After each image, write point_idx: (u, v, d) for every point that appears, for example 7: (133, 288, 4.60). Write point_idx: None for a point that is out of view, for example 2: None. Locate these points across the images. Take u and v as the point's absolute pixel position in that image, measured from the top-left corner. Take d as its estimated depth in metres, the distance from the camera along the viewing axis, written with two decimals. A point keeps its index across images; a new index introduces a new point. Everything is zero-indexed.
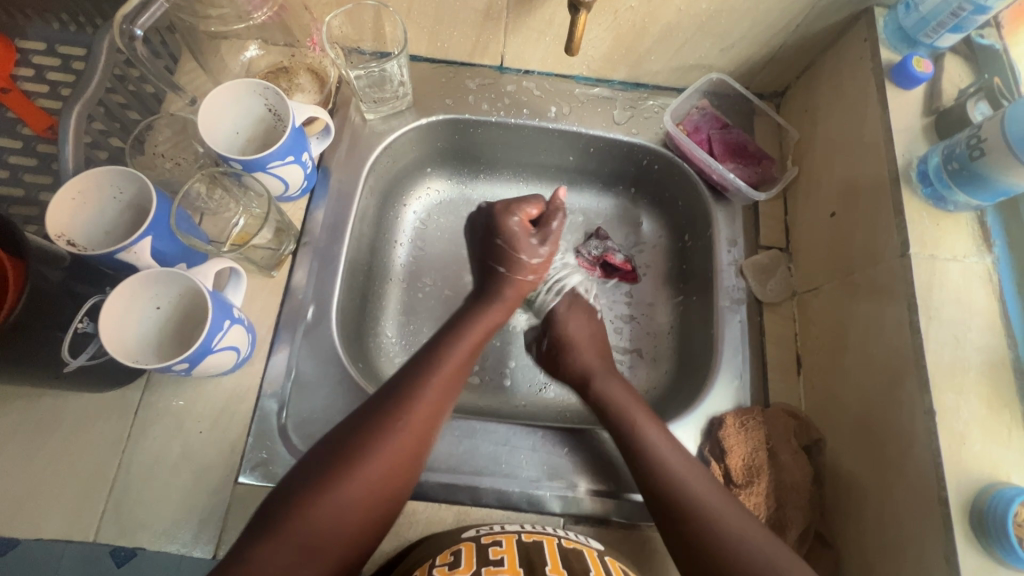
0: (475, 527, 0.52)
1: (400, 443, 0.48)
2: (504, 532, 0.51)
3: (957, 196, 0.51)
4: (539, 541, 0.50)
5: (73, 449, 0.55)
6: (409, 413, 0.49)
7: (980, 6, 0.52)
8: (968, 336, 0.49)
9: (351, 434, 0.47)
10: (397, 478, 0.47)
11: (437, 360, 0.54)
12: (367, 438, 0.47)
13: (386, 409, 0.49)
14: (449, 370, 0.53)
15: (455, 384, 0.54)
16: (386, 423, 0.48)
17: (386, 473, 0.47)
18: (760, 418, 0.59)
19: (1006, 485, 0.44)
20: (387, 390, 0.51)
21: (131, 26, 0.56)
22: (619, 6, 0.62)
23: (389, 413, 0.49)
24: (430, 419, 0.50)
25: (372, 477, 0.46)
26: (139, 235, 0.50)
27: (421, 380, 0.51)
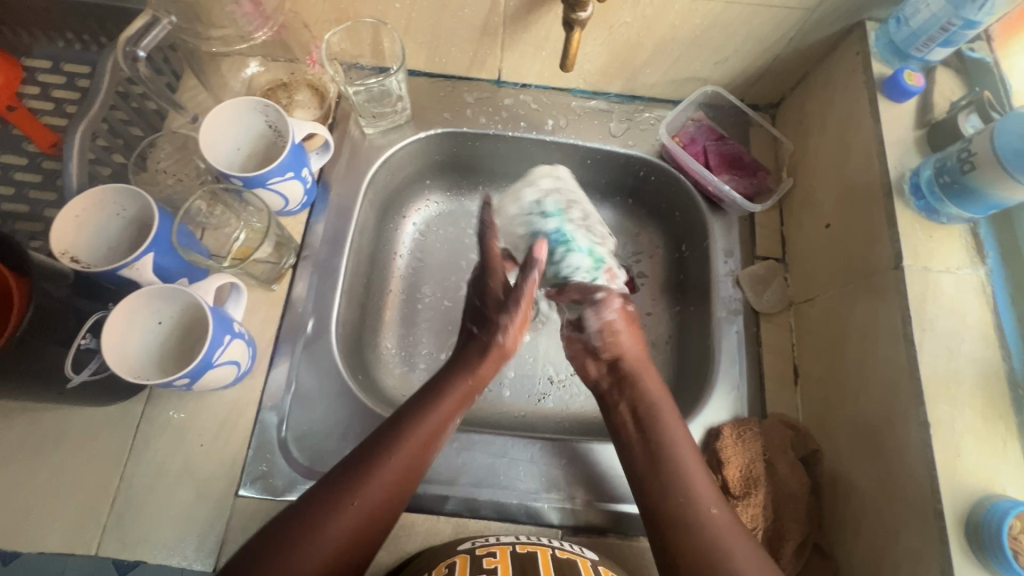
0: (471, 539, 0.53)
1: (385, 483, 0.48)
2: (499, 543, 0.51)
3: (949, 208, 0.52)
4: (532, 552, 0.50)
5: (76, 462, 0.56)
6: (399, 454, 0.50)
7: (970, 21, 0.53)
8: (962, 347, 0.49)
9: (341, 474, 0.48)
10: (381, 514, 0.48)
11: (431, 399, 0.54)
12: (353, 479, 0.48)
13: (375, 450, 0.50)
14: (439, 407, 0.54)
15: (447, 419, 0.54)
16: (373, 461, 0.49)
17: (365, 510, 0.47)
18: (757, 429, 0.59)
19: (1001, 497, 0.44)
20: (379, 429, 0.52)
21: (134, 48, 0.57)
22: (613, 21, 0.63)
23: (377, 452, 0.50)
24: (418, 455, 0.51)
25: (353, 515, 0.46)
26: (141, 251, 0.51)
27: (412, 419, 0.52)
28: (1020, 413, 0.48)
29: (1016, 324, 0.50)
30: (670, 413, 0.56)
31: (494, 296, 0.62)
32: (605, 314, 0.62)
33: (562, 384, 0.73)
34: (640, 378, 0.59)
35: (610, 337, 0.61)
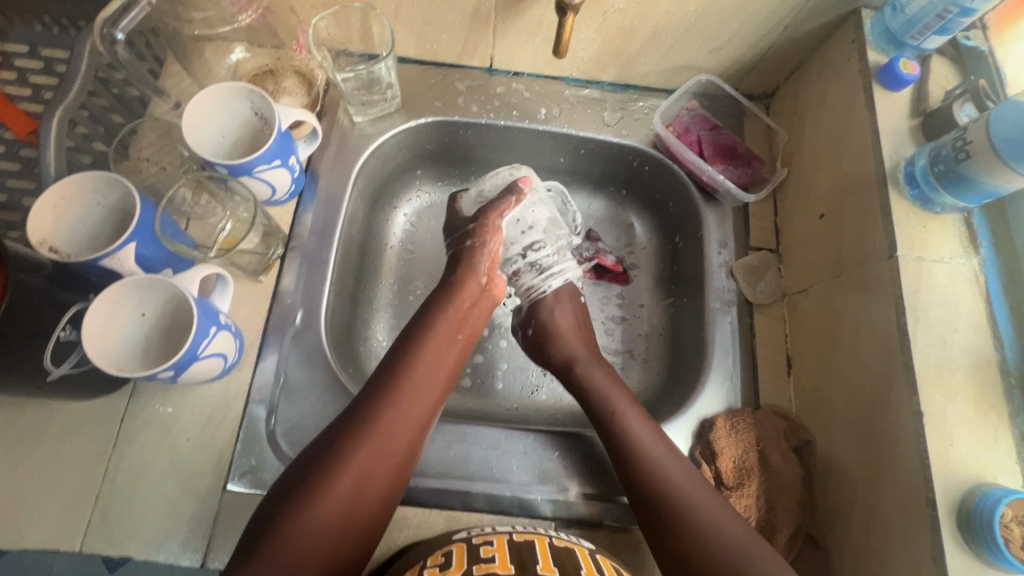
0: (467, 529, 0.52)
1: (373, 447, 0.48)
2: (496, 532, 0.51)
3: (944, 198, 0.52)
4: (530, 540, 0.50)
5: (59, 458, 0.55)
6: (387, 416, 0.50)
7: (966, 8, 0.53)
8: (955, 337, 0.49)
9: (330, 441, 0.48)
10: (377, 480, 0.48)
11: (409, 357, 0.54)
12: (342, 445, 0.48)
13: (362, 415, 0.50)
14: (422, 384, 0.53)
15: (433, 392, 0.54)
16: (360, 426, 0.49)
17: (356, 489, 0.47)
18: (751, 420, 0.59)
19: (992, 486, 0.44)
20: (362, 394, 0.52)
21: (112, 30, 0.56)
22: (607, 7, 0.61)
23: (363, 417, 0.50)
24: (406, 432, 0.50)
25: (347, 482, 0.47)
26: (122, 241, 0.49)
27: (397, 381, 0.52)
28: (1011, 402, 0.48)
29: (1008, 313, 0.50)
30: (625, 402, 0.57)
31: (477, 276, 0.62)
32: (557, 316, 0.65)
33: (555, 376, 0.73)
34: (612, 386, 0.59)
35: (560, 339, 0.64)
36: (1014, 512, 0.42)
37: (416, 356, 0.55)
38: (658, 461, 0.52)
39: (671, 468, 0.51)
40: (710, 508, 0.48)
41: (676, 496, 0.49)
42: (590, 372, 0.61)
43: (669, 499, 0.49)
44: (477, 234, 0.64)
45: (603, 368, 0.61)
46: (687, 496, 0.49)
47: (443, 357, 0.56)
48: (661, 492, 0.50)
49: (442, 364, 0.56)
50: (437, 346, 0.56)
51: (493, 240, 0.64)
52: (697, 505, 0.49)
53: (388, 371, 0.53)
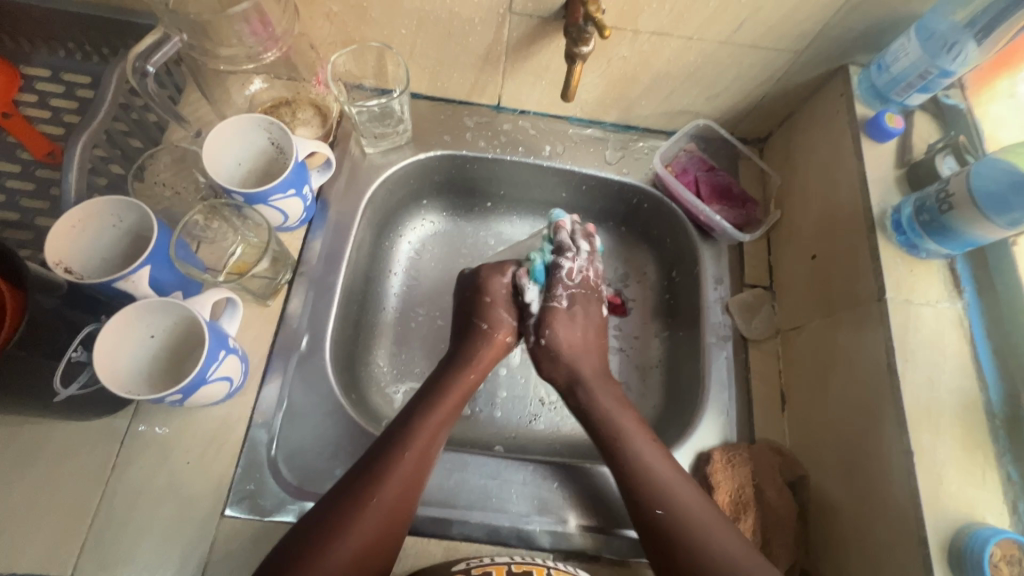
0: (466, 559, 0.53)
1: (375, 515, 0.50)
2: (495, 562, 0.51)
3: (928, 244, 0.54)
4: (529, 570, 0.50)
5: (55, 478, 0.54)
6: (389, 478, 0.52)
7: (945, 70, 0.57)
8: (942, 378, 0.51)
9: (347, 484, 0.51)
10: (381, 545, 0.50)
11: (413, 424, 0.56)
12: (342, 515, 0.49)
13: (361, 484, 0.51)
14: (432, 423, 0.57)
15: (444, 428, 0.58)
16: (361, 495, 0.50)
17: (372, 525, 0.49)
18: (747, 454, 0.60)
19: (981, 525, 0.46)
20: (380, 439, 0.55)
21: (143, 64, 0.58)
22: (612, 55, 0.65)
23: (364, 483, 0.51)
24: (417, 466, 0.53)
25: (350, 551, 0.48)
26: (138, 264, 0.51)
27: (402, 444, 0.54)
28: (997, 443, 0.50)
29: (992, 357, 0.53)
30: (635, 427, 0.59)
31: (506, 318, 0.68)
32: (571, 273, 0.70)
33: (553, 406, 0.74)
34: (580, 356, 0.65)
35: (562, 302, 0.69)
36: (1003, 552, 0.44)
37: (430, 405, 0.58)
38: (680, 498, 0.53)
39: (692, 506, 0.53)
40: (714, 530, 0.52)
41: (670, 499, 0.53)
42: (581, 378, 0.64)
43: (682, 537, 0.51)
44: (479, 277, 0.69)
45: (597, 362, 0.66)
46: (673, 500, 0.53)
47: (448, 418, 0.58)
48: (655, 500, 0.54)
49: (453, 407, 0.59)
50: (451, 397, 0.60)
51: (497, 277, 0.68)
52: (707, 533, 0.51)
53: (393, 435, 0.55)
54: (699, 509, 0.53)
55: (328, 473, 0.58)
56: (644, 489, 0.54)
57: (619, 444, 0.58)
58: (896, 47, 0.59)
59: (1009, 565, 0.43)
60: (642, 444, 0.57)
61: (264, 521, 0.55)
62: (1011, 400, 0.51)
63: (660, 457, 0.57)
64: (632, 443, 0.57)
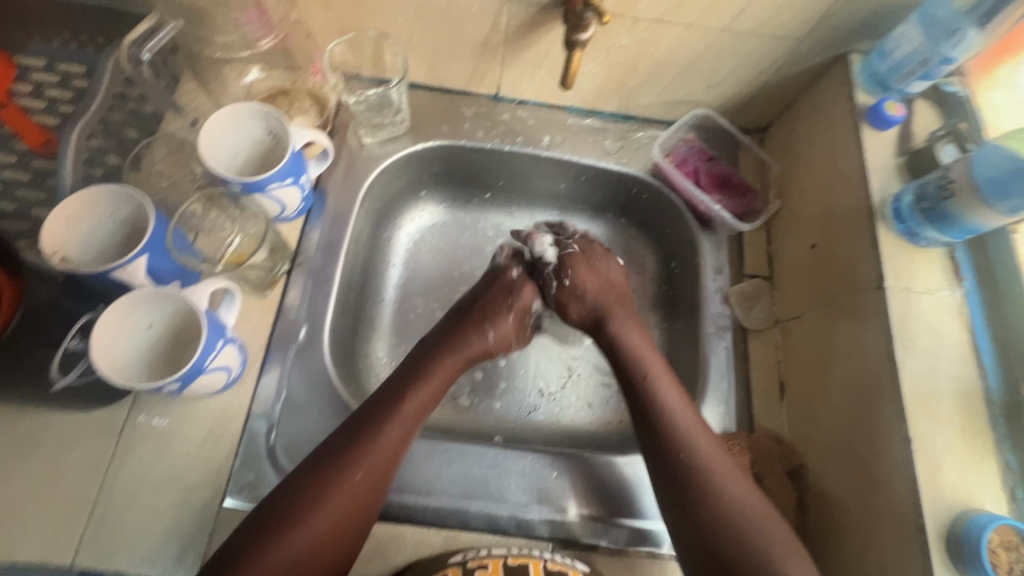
0: (462, 551, 0.53)
1: (337, 499, 0.49)
2: (491, 555, 0.51)
3: (929, 232, 0.54)
4: (525, 564, 0.50)
5: (53, 469, 0.54)
6: (351, 464, 0.50)
7: (946, 57, 0.56)
8: (941, 366, 0.51)
9: (326, 454, 0.51)
10: (347, 528, 0.49)
11: (383, 408, 0.54)
12: (306, 495, 0.48)
13: (324, 466, 0.50)
14: (416, 399, 0.56)
15: (430, 403, 0.57)
16: (323, 477, 0.49)
17: (350, 501, 0.49)
18: (746, 443, 0.60)
19: (979, 512, 0.46)
20: (360, 411, 0.54)
21: (140, 51, 0.63)
22: (612, 43, 0.65)
23: (329, 465, 0.50)
24: (399, 441, 0.53)
25: (308, 535, 0.47)
26: (135, 253, 0.50)
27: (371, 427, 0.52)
28: (996, 431, 0.50)
29: (992, 345, 0.53)
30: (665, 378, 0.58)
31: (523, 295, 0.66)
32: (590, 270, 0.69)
33: (552, 397, 0.74)
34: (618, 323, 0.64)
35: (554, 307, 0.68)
36: (1001, 538, 0.44)
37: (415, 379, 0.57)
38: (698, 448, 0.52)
39: (713, 454, 0.52)
40: (728, 479, 0.50)
41: (694, 459, 0.51)
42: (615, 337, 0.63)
43: (696, 470, 0.51)
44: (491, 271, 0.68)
45: (628, 323, 0.64)
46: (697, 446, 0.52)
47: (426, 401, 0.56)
48: (685, 450, 0.52)
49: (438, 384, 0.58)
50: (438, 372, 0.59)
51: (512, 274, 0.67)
52: (716, 474, 0.51)
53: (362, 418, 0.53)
54: (718, 459, 0.52)
55: None
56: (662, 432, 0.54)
57: (649, 386, 0.57)
58: (898, 34, 0.59)
59: (1007, 552, 0.44)
60: (667, 385, 0.57)
61: None
62: (1010, 388, 0.51)
63: (683, 404, 0.56)
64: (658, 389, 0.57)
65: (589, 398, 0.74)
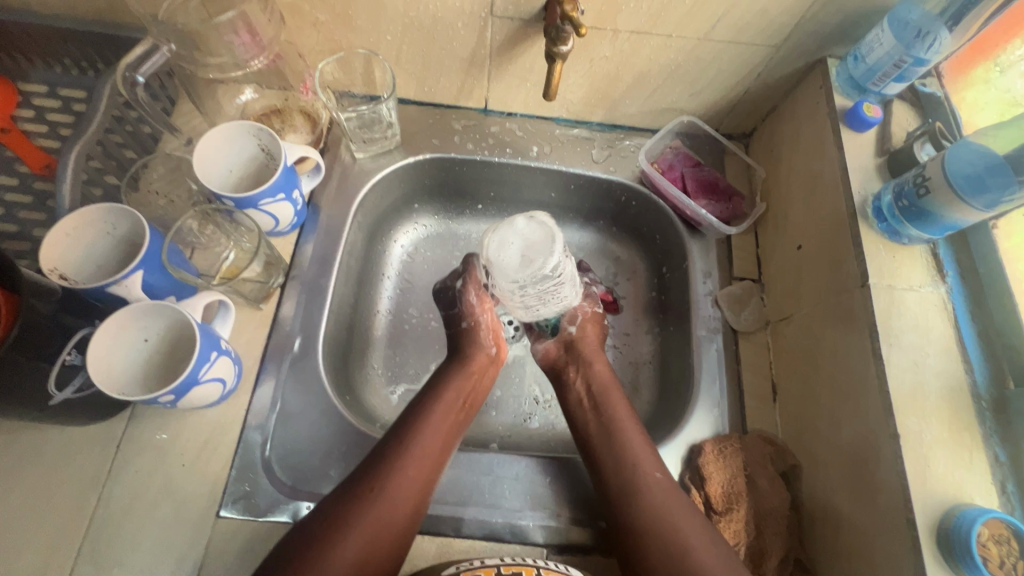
0: (456, 563, 0.52)
1: (379, 503, 0.51)
2: (484, 566, 0.51)
3: (910, 230, 0.55)
4: (518, 572, 0.51)
5: (52, 483, 0.55)
6: (396, 468, 0.53)
7: (920, 59, 0.58)
8: (927, 362, 0.51)
9: (343, 491, 0.52)
10: (384, 543, 0.50)
11: (415, 426, 0.57)
12: (335, 522, 0.50)
13: (366, 473, 0.53)
14: (427, 436, 0.57)
15: (445, 440, 0.58)
16: (368, 481, 0.52)
17: (364, 540, 0.49)
18: (738, 444, 0.60)
19: (969, 506, 0.46)
20: (374, 451, 0.55)
21: (132, 73, 0.60)
22: (594, 55, 0.66)
23: (371, 471, 0.53)
24: (412, 480, 0.53)
25: (357, 539, 0.49)
26: (130, 269, 0.52)
27: (405, 433, 0.56)
28: (984, 424, 0.50)
29: (977, 338, 0.53)
30: (631, 429, 0.61)
31: (486, 347, 0.67)
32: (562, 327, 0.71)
33: (547, 404, 0.74)
34: (610, 397, 0.64)
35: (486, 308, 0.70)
36: (991, 531, 0.44)
37: (424, 416, 0.58)
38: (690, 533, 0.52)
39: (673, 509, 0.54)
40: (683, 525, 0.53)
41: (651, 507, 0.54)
42: (613, 413, 0.62)
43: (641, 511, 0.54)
44: (470, 316, 0.68)
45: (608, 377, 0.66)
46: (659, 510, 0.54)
47: (449, 427, 0.59)
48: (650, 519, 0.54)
49: (446, 426, 0.59)
50: (446, 409, 0.60)
51: (486, 313, 0.69)
52: (688, 549, 0.51)
53: (391, 440, 0.56)
54: (673, 500, 0.55)
55: (322, 472, 0.59)
56: (654, 520, 0.53)
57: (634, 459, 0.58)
58: (871, 38, 0.60)
59: (997, 545, 0.43)
60: (654, 464, 0.57)
61: (259, 521, 0.55)
62: (996, 380, 0.51)
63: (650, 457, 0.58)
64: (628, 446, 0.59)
65: None
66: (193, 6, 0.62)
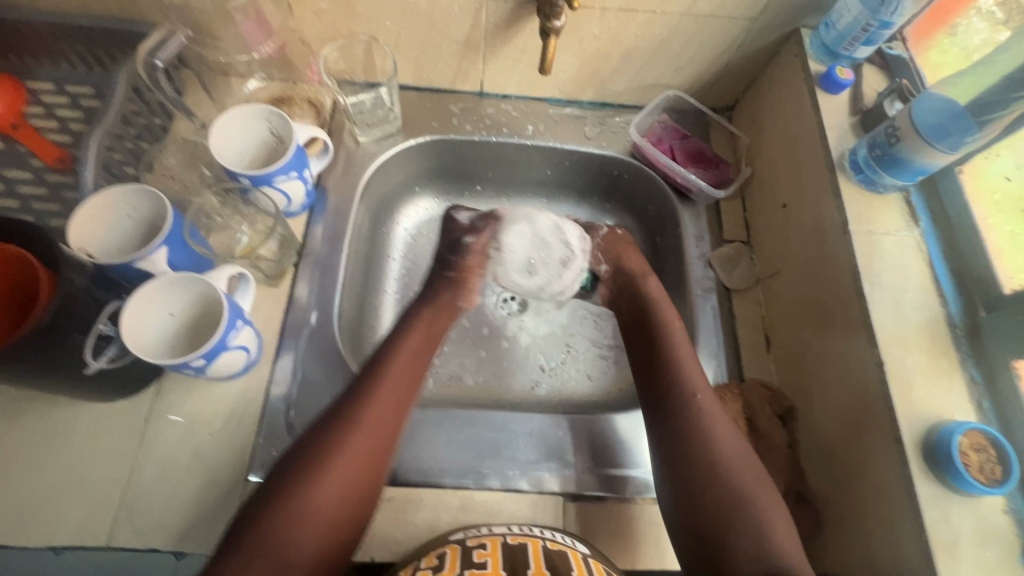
0: (462, 529, 0.53)
1: (354, 445, 0.52)
2: (491, 534, 0.52)
3: (885, 178, 0.59)
4: (524, 543, 0.51)
5: (84, 457, 0.57)
6: (353, 422, 0.53)
7: (885, 22, 0.62)
8: (905, 297, 0.56)
9: (309, 441, 0.52)
10: (354, 488, 0.50)
11: (378, 373, 0.58)
12: (300, 470, 0.49)
13: (332, 420, 0.53)
14: (389, 381, 0.58)
15: (408, 388, 0.59)
16: (341, 426, 0.53)
17: (335, 486, 0.49)
18: (737, 391, 0.64)
19: (949, 421, 0.50)
20: (339, 400, 0.56)
21: (152, 58, 0.64)
22: (584, 33, 0.70)
23: (342, 418, 0.53)
24: (378, 424, 0.54)
25: (333, 480, 0.49)
26: (155, 245, 0.54)
27: (373, 380, 0.57)
28: (960, 351, 0.54)
29: (951, 276, 0.57)
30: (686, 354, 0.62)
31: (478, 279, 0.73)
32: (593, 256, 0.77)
33: (553, 371, 0.78)
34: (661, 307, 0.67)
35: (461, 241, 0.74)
36: (970, 441, 0.48)
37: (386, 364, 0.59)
38: (716, 430, 0.55)
39: (719, 430, 0.55)
40: (726, 441, 0.54)
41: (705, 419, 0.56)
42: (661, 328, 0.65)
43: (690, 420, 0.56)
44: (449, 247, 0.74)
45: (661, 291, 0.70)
46: (713, 428, 0.55)
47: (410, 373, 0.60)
48: (703, 444, 0.54)
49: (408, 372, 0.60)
50: (404, 357, 0.61)
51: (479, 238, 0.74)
52: (729, 462, 0.53)
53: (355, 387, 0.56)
54: (715, 413, 0.56)
55: None
56: (685, 408, 0.57)
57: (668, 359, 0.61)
58: (839, 7, 0.65)
59: (976, 453, 0.48)
60: (691, 368, 0.60)
61: None
62: (969, 311, 0.55)
63: (701, 380, 0.59)
64: (681, 362, 0.61)
65: (589, 370, 0.78)
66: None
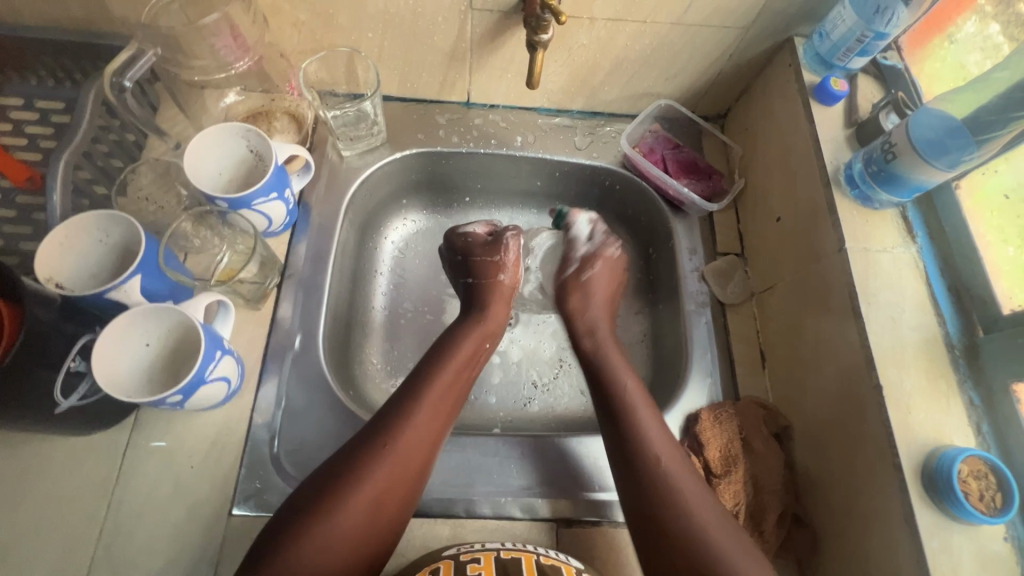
0: (455, 546, 0.53)
1: (393, 459, 0.51)
2: (484, 550, 0.52)
3: (880, 195, 0.58)
4: (517, 558, 0.50)
5: (59, 495, 0.55)
6: (402, 423, 0.54)
7: (880, 33, 0.61)
8: (903, 317, 0.55)
9: (358, 442, 0.52)
10: (399, 489, 0.51)
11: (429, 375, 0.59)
12: (353, 469, 0.50)
13: (380, 422, 0.54)
14: (441, 382, 0.58)
15: (456, 391, 0.59)
16: (389, 427, 0.53)
17: (381, 485, 0.50)
18: (732, 410, 0.63)
19: (949, 447, 0.49)
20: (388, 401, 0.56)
21: (121, 79, 0.59)
22: (572, 43, 0.68)
23: (390, 419, 0.54)
24: (426, 429, 0.54)
25: (369, 496, 0.49)
26: (129, 273, 0.52)
27: (424, 382, 0.58)
28: (958, 372, 0.53)
29: (947, 293, 0.56)
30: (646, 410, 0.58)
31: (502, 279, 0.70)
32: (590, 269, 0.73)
33: (545, 388, 0.76)
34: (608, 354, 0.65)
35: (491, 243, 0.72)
36: (970, 467, 0.47)
37: (436, 365, 0.60)
38: (684, 493, 0.51)
39: (686, 486, 0.52)
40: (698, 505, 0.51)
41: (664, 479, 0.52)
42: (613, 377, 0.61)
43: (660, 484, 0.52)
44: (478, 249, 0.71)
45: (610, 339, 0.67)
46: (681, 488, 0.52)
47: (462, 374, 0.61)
48: (670, 500, 0.51)
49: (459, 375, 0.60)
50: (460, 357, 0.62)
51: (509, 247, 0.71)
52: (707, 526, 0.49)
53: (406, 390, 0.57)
54: (682, 468, 0.53)
55: None
56: (648, 470, 0.53)
57: (629, 417, 0.57)
58: (833, 16, 0.63)
59: (976, 480, 0.47)
60: (646, 415, 0.57)
61: None
62: (966, 330, 0.54)
63: (664, 436, 0.56)
64: (641, 421, 0.57)
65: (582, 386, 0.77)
66: (175, 10, 0.64)
